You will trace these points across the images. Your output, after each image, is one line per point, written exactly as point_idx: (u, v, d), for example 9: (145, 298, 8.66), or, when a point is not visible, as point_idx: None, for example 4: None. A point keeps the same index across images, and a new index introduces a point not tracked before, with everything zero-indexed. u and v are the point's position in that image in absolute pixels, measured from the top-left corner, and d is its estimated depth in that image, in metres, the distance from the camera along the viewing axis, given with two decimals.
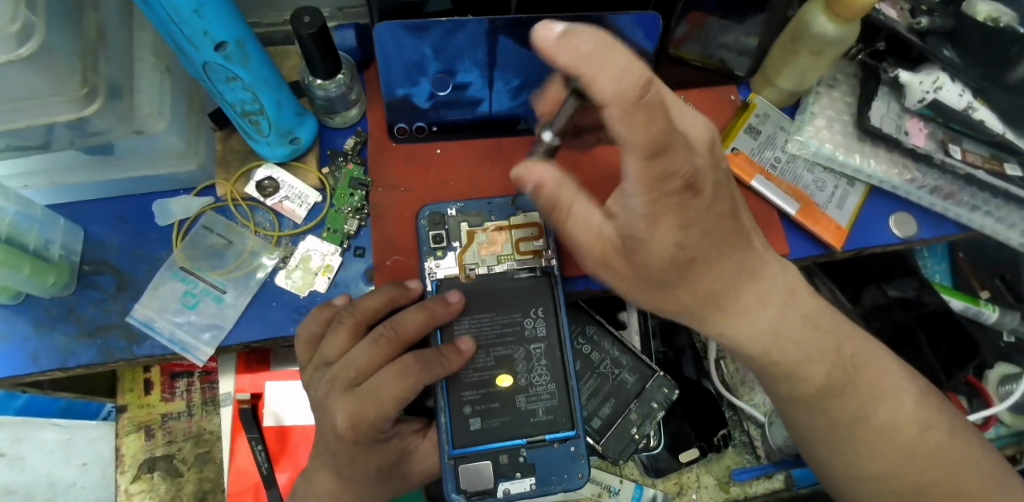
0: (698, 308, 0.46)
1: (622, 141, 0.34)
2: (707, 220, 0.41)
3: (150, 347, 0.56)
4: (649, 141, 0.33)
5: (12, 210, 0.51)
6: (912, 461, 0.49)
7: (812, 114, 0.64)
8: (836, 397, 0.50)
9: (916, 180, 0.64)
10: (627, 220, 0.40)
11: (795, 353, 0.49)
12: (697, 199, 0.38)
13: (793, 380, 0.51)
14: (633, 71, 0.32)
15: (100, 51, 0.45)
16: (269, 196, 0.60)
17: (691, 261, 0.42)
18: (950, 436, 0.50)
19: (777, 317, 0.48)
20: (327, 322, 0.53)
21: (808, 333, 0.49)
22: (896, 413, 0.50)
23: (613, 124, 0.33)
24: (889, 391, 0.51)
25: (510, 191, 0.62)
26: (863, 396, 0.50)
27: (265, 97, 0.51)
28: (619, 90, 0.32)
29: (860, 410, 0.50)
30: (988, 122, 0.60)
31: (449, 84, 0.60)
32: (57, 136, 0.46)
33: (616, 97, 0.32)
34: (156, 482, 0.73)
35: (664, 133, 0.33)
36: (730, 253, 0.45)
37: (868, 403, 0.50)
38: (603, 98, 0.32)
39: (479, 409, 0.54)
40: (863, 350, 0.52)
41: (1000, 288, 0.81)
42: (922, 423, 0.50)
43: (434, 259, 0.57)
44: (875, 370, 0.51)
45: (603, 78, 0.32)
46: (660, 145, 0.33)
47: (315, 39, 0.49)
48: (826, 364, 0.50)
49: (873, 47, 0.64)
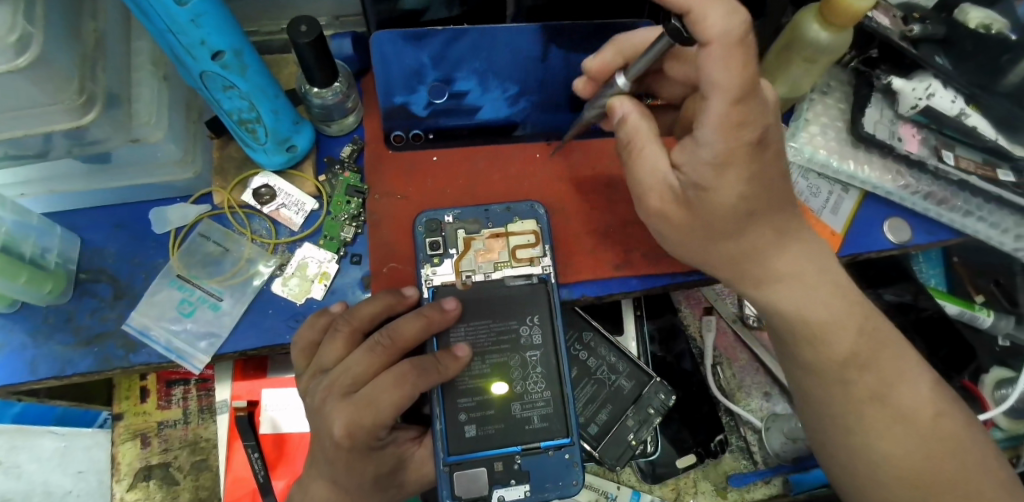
0: (719, 257, 0.50)
1: (715, 83, 0.38)
2: (770, 178, 0.44)
3: (145, 355, 0.55)
4: (738, 83, 0.37)
5: (10, 219, 0.51)
6: (904, 445, 0.48)
7: (805, 120, 0.65)
8: (846, 392, 0.49)
9: (909, 186, 0.64)
10: (691, 167, 0.43)
11: (802, 312, 0.50)
12: (754, 160, 0.42)
13: (799, 344, 0.51)
14: (738, 14, 0.36)
15: (99, 60, 0.45)
16: (266, 203, 0.61)
17: (746, 213, 0.45)
18: (951, 427, 0.48)
19: (791, 282, 0.51)
20: (324, 329, 0.53)
21: (818, 298, 0.51)
22: (897, 396, 0.49)
23: (710, 62, 0.37)
24: (892, 373, 0.50)
25: (505, 197, 0.62)
26: (868, 371, 0.50)
27: (262, 105, 0.51)
28: (727, 28, 0.35)
29: (865, 384, 0.49)
30: (980, 128, 0.60)
31: (447, 92, 0.62)
32: (56, 145, 0.46)
33: (721, 35, 0.36)
34: (151, 490, 0.73)
35: (750, 79, 0.37)
36: (776, 212, 0.47)
37: (870, 378, 0.49)
38: (708, 35, 0.36)
39: (474, 416, 0.54)
40: (878, 328, 0.52)
41: (996, 293, 0.81)
42: (924, 413, 0.49)
43: (431, 266, 0.58)
44: (886, 348, 0.51)
45: (714, 16, 0.35)
46: (743, 89, 0.37)
47: (312, 48, 0.49)
48: (834, 329, 0.50)
49: (867, 53, 0.65)
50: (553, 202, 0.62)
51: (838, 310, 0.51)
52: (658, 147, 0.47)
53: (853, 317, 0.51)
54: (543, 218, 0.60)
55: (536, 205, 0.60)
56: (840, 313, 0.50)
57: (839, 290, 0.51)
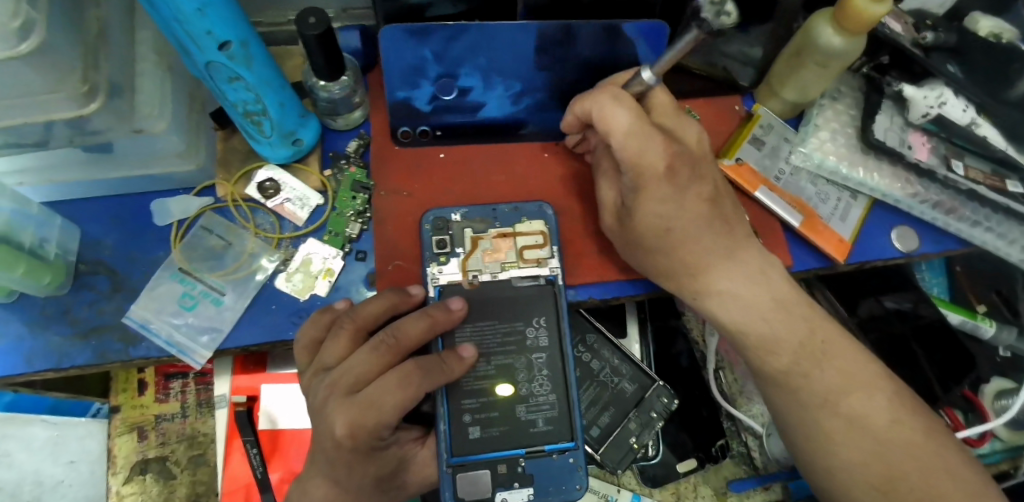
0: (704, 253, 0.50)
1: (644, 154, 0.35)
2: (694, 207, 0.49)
3: (145, 349, 0.55)
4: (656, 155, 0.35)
5: (8, 207, 0.50)
6: (878, 459, 0.47)
7: (815, 126, 0.64)
8: (807, 409, 0.49)
9: (918, 195, 0.64)
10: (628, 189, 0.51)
11: (775, 338, 0.51)
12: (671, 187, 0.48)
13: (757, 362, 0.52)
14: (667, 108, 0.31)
15: (101, 50, 0.44)
16: (270, 197, 0.60)
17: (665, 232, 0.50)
18: (913, 437, 0.47)
19: (739, 304, 0.51)
20: (327, 327, 0.53)
21: (763, 317, 0.51)
22: (899, 411, 0.49)
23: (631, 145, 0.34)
24: (839, 381, 0.49)
25: (514, 196, 0.61)
26: (812, 378, 0.50)
27: (267, 97, 0.50)
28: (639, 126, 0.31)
29: (812, 392, 0.49)
30: (991, 138, 0.60)
31: (453, 88, 0.60)
32: (56, 134, 0.45)
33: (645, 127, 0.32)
34: (148, 484, 0.72)
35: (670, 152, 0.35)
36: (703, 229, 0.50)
37: (834, 393, 0.49)
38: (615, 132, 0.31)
39: (479, 418, 0.53)
40: (847, 350, 0.51)
41: (997, 302, 0.82)
42: (930, 429, 0.48)
43: (437, 264, 0.57)
44: (831, 359, 0.50)
45: None
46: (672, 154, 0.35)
47: (319, 41, 0.48)
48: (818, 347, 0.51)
49: (877, 60, 0.64)
50: (560, 203, 0.61)
51: (779, 325, 0.51)
52: (614, 178, 0.55)
53: (793, 330, 0.51)
54: (551, 220, 0.59)
55: (545, 206, 0.59)
56: (780, 329, 0.51)
57: (779, 305, 0.51)
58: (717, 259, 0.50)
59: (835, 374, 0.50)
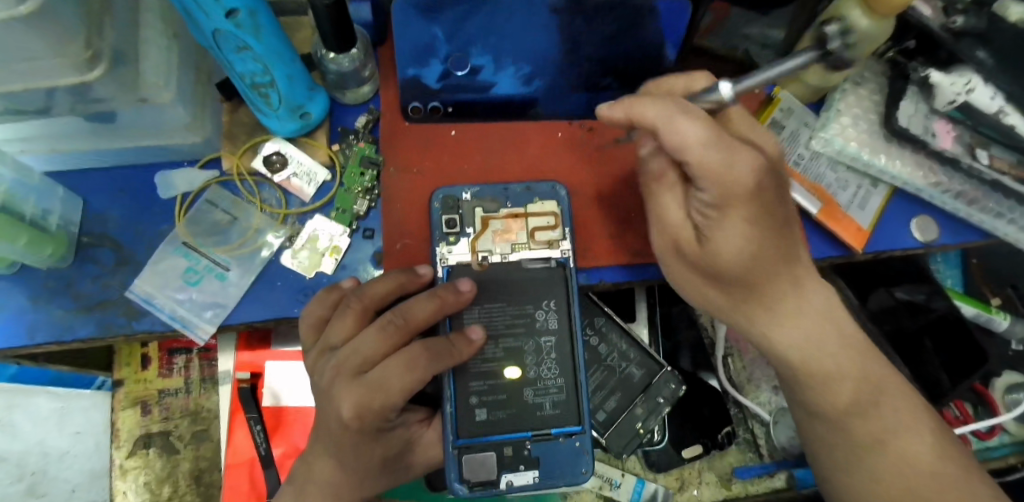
0: (776, 282, 0.47)
1: None
2: None
3: (149, 323, 0.54)
4: None
5: (9, 177, 0.49)
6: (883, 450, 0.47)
7: (837, 111, 0.62)
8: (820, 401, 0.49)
9: (940, 184, 0.62)
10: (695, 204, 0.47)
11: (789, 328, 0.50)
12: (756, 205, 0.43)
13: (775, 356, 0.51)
14: None
15: (105, 16, 0.43)
16: (277, 172, 0.58)
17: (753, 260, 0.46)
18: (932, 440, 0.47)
19: None
20: (335, 305, 0.52)
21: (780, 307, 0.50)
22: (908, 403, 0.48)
23: None
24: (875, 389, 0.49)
25: (526, 175, 0.60)
26: (851, 386, 0.49)
27: (276, 69, 0.49)
28: None
29: (847, 400, 0.49)
30: (1019, 127, 0.57)
31: (465, 64, 0.58)
32: (58, 101, 0.44)
33: None
34: (151, 458, 0.72)
35: None
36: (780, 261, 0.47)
37: (844, 384, 0.49)
38: None
39: (487, 400, 0.53)
40: (860, 341, 0.50)
41: (1012, 297, 0.80)
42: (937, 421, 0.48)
43: (446, 244, 0.56)
44: (846, 350, 0.49)
45: None
46: None
47: (330, 11, 0.46)
48: (832, 338, 0.50)
49: (903, 45, 0.60)
50: (574, 185, 0.60)
51: (823, 327, 0.50)
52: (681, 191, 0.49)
53: (837, 334, 0.50)
54: (564, 201, 0.58)
55: (558, 186, 0.58)
56: (824, 331, 0.50)
57: (826, 308, 0.50)
58: (778, 284, 0.48)
59: (845, 364, 0.49)
